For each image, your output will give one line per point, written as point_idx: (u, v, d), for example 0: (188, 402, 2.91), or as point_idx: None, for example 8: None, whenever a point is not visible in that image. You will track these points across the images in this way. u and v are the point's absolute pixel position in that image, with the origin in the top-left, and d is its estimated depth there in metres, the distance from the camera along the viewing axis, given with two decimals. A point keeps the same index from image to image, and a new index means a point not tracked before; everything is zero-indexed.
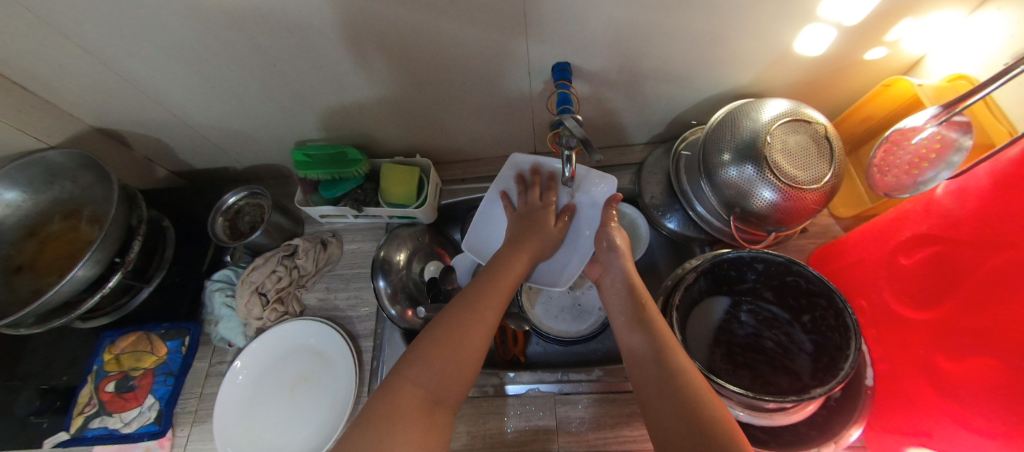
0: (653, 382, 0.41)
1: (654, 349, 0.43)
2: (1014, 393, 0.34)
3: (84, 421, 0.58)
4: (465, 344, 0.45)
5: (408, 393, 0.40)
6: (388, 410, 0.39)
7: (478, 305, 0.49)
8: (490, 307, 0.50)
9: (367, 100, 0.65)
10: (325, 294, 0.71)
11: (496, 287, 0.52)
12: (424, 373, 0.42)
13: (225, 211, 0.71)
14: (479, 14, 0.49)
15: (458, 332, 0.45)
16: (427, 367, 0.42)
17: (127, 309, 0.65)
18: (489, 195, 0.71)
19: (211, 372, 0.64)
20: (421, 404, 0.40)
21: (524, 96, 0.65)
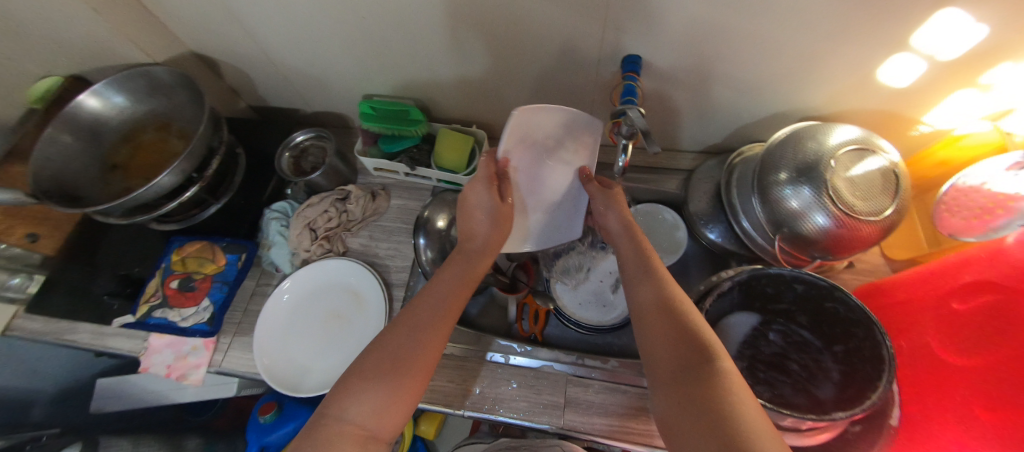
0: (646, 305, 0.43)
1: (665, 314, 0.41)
2: None
3: (148, 309, 0.65)
4: (398, 367, 0.41)
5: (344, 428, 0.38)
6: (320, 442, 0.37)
7: (419, 326, 0.44)
8: (434, 321, 0.45)
9: (439, 65, 0.67)
10: (368, 241, 0.75)
11: (430, 305, 0.46)
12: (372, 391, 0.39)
13: (292, 147, 0.77)
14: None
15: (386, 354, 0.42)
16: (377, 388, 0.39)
17: (194, 220, 0.69)
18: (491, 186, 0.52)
19: (257, 291, 0.69)
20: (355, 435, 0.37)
21: (589, 84, 0.66)
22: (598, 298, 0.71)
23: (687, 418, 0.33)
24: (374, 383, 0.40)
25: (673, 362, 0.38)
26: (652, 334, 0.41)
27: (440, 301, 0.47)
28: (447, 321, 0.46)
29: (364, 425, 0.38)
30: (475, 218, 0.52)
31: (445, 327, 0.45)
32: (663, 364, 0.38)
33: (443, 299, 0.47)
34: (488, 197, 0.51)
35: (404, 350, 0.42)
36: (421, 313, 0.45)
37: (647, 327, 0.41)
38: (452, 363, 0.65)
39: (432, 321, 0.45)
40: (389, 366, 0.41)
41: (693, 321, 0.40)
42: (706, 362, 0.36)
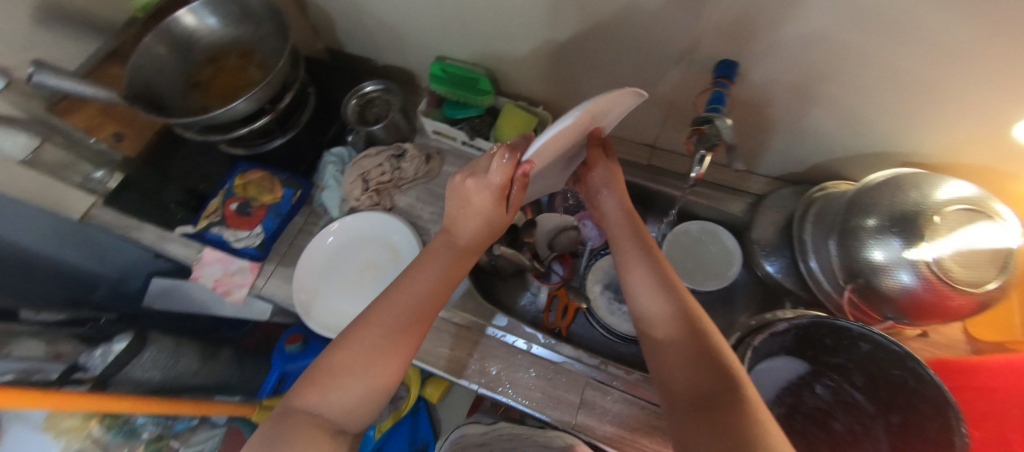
0: (660, 319, 0.41)
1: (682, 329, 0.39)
2: None
3: (208, 224, 0.69)
4: (365, 366, 0.40)
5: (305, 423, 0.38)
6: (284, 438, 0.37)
7: (390, 323, 0.42)
8: (405, 317, 0.43)
9: (519, 37, 0.65)
10: (414, 202, 0.76)
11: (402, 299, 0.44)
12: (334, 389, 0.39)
13: (360, 96, 0.77)
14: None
15: (353, 350, 0.41)
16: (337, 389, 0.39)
17: (262, 149, 0.72)
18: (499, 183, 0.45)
19: (304, 228, 0.72)
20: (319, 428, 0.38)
21: (674, 83, 0.62)
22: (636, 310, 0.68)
23: (704, 432, 0.32)
24: (341, 380, 0.39)
25: (686, 374, 0.37)
26: (667, 350, 0.39)
27: (403, 301, 0.44)
28: (419, 316, 0.44)
29: (328, 418, 0.39)
30: (468, 216, 0.46)
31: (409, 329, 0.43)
32: (682, 383, 0.37)
33: (420, 296, 0.45)
34: (494, 207, 0.45)
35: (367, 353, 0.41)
36: (387, 315, 0.43)
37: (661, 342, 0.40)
38: (474, 339, 0.65)
39: (403, 318, 0.43)
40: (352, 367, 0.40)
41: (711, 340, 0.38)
42: (726, 381, 0.35)
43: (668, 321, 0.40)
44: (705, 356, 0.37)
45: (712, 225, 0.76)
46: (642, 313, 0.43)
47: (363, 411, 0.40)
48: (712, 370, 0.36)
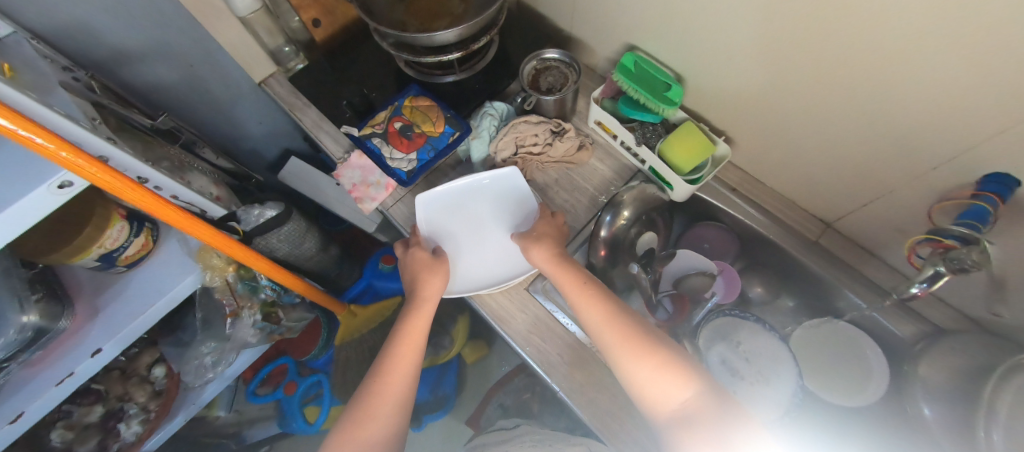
0: (620, 347, 0.50)
1: (638, 350, 0.49)
2: None
3: (370, 133, 0.71)
4: (388, 375, 0.55)
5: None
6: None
7: (392, 345, 0.58)
8: (402, 338, 0.58)
9: (736, 61, 0.56)
10: (552, 183, 0.73)
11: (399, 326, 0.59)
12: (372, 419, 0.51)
13: (540, 60, 0.75)
14: (993, 93, 0.36)
15: (376, 369, 0.56)
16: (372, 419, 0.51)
17: (430, 79, 0.75)
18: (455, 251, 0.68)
19: (442, 168, 0.73)
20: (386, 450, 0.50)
21: (909, 176, 0.51)
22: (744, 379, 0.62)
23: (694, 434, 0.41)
24: (368, 394, 0.53)
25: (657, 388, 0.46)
26: (634, 371, 0.48)
27: (405, 339, 0.58)
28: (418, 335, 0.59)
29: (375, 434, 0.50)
30: (429, 277, 0.62)
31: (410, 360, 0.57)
32: (657, 396, 0.46)
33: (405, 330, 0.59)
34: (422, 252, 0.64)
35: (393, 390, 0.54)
36: (400, 357, 0.56)
37: (626, 365, 0.49)
38: (566, 341, 0.62)
39: (399, 339, 0.58)
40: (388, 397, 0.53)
41: (660, 352, 0.49)
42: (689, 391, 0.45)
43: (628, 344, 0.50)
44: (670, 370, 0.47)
45: (863, 336, 0.66)
46: (604, 345, 0.52)
47: (400, 409, 0.53)
48: (675, 381, 0.46)
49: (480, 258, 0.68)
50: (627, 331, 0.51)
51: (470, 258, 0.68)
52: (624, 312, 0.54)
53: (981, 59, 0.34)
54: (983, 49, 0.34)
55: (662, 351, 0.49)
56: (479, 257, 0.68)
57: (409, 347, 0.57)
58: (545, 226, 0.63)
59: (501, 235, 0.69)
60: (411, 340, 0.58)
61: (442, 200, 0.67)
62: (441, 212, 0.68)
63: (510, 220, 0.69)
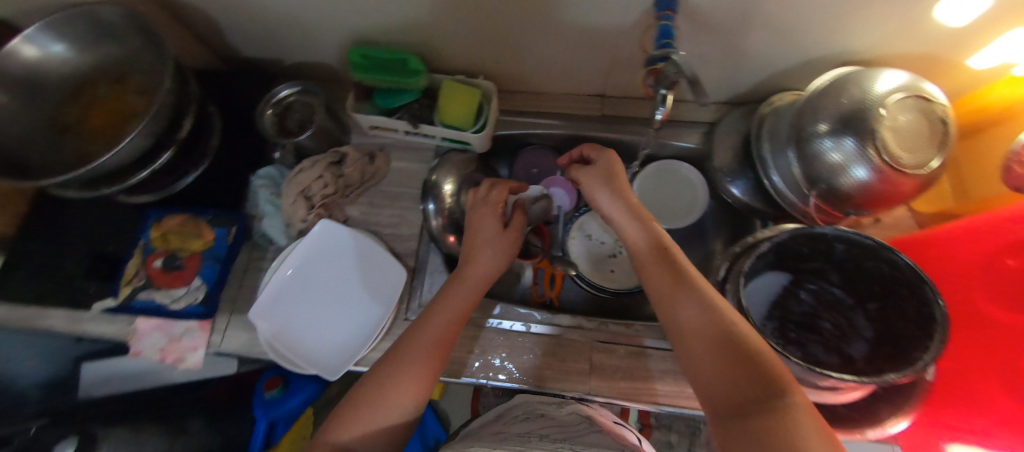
0: (690, 316, 0.38)
1: (710, 327, 0.36)
2: None
3: (132, 291, 0.58)
4: (387, 384, 0.44)
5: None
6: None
7: (400, 356, 0.46)
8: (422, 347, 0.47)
9: (440, 6, 0.58)
10: (369, 209, 0.69)
11: (411, 342, 0.48)
12: (354, 425, 0.42)
13: (275, 104, 0.67)
14: None
15: (372, 381, 0.45)
16: (357, 423, 0.42)
17: (173, 189, 0.62)
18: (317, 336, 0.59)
19: (251, 267, 0.64)
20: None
21: (616, 28, 0.58)
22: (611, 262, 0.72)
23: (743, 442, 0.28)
24: (368, 406, 0.43)
25: (715, 370, 0.34)
26: (698, 356, 0.36)
27: (417, 351, 0.46)
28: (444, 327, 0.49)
29: None
30: (467, 280, 0.54)
31: (413, 380, 0.45)
32: (719, 393, 0.33)
33: (431, 333, 0.48)
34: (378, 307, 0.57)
35: (379, 401, 0.43)
36: (409, 355, 0.46)
37: (688, 333, 0.37)
38: (470, 334, 0.62)
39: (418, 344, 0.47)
40: (376, 402, 0.43)
41: (740, 331, 0.35)
42: (770, 387, 0.31)
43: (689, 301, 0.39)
44: (735, 350, 0.34)
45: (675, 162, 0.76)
46: (659, 297, 0.41)
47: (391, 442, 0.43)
48: (742, 371, 0.32)
49: (343, 322, 0.60)
50: (695, 290, 0.39)
51: (334, 331, 0.59)
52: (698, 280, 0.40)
53: None
54: None
55: (739, 330, 0.35)
56: (341, 322, 0.60)
57: (421, 359, 0.46)
58: (602, 172, 0.53)
59: (349, 285, 0.62)
60: (427, 355, 0.47)
61: (273, 299, 0.58)
62: (282, 304, 0.59)
63: (350, 266, 0.63)
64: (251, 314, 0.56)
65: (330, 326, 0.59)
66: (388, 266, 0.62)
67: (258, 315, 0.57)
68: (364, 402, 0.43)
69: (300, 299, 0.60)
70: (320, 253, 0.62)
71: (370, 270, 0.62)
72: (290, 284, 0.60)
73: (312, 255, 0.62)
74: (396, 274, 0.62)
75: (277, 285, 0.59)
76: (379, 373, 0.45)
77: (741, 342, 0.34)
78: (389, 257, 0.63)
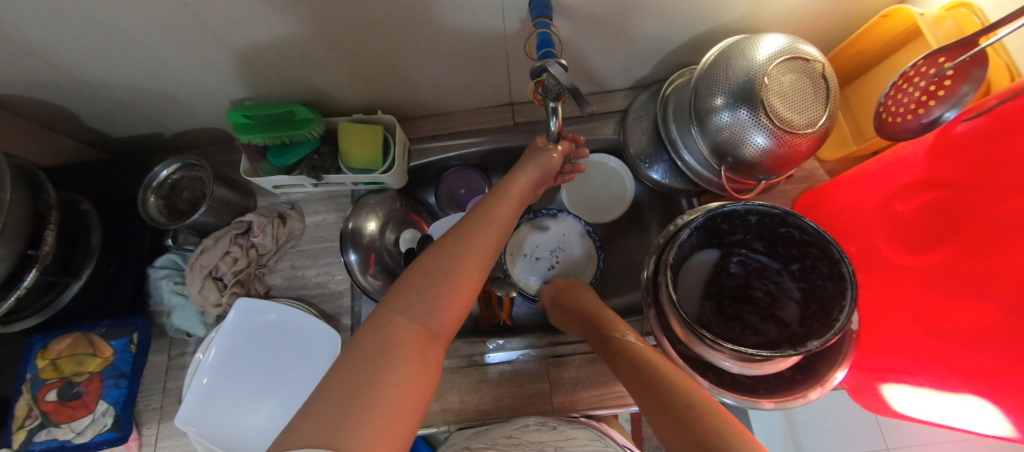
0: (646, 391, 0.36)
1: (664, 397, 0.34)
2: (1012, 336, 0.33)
3: (27, 435, 0.52)
4: (447, 276, 0.39)
5: (404, 326, 0.35)
6: (382, 343, 0.33)
7: (457, 252, 0.41)
8: (473, 257, 0.41)
9: (309, 48, 0.54)
10: (292, 273, 0.65)
11: (466, 243, 0.42)
12: (420, 301, 0.37)
13: (157, 187, 0.61)
14: None
15: (433, 273, 0.39)
16: (423, 297, 0.37)
17: (58, 305, 0.55)
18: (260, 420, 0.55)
19: (174, 364, 0.59)
20: (417, 340, 0.35)
21: (498, 38, 0.56)
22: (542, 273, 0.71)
23: None
24: (433, 288, 0.38)
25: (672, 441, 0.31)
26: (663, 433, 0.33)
27: (471, 251, 0.42)
28: (495, 245, 0.45)
29: (423, 324, 0.36)
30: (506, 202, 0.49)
31: (468, 280, 0.40)
32: None
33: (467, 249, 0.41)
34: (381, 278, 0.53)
35: (433, 294, 0.38)
36: (459, 264, 0.40)
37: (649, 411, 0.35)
38: None
39: (475, 247, 0.42)
40: (436, 292, 0.38)
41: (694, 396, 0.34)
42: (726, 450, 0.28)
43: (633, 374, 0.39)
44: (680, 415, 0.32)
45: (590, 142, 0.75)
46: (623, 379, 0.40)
47: (450, 318, 0.39)
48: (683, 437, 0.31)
49: (283, 399, 0.56)
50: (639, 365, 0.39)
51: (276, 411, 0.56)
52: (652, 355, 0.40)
53: None
54: None
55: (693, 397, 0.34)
56: (281, 401, 0.56)
57: (474, 256, 0.42)
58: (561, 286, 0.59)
59: (279, 361, 0.58)
60: (479, 253, 0.42)
61: (202, 403, 0.54)
62: (211, 405, 0.55)
63: (275, 341, 0.58)
64: (180, 424, 0.52)
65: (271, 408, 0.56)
66: (314, 330, 0.58)
67: (190, 424, 0.53)
68: (425, 279, 0.38)
69: (229, 391, 0.56)
70: (237, 339, 0.57)
71: (299, 339, 0.58)
72: (213, 380, 0.55)
73: (228, 343, 0.57)
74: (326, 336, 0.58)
75: (201, 386, 0.55)
76: (429, 260, 0.40)
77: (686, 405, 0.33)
78: (313, 321, 0.58)
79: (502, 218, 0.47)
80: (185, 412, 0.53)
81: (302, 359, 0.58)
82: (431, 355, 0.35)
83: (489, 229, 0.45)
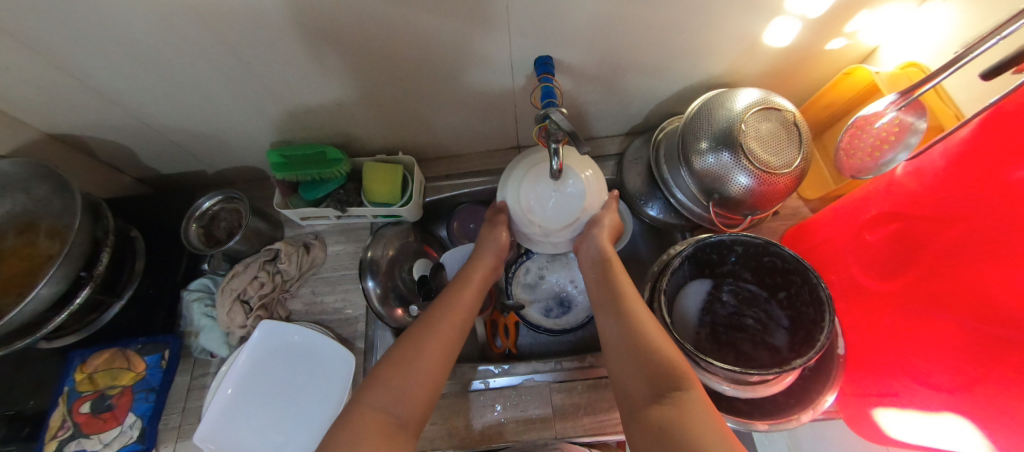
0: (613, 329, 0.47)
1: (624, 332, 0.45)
2: (979, 350, 0.37)
3: (58, 445, 0.55)
4: (413, 364, 0.45)
5: (372, 417, 0.40)
6: (352, 433, 0.38)
7: (421, 342, 0.48)
8: (436, 348, 0.48)
9: (343, 97, 0.63)
10: (312, 298, 0.70)
11: (427, 334, 0.49)
12: (387, 392, 0.42)
13: (199, 217, 0.69)
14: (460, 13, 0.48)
15: (402, 365, 0.45)
16: (390, 387, 0.43)
17: (96, 325, 0.60)
18: (275, 437, 0.57)
19: (195, 385, 0.63)
20: (383, 429, 0.39)
21: (506, 90, 0.65)
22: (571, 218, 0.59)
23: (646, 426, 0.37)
24: (400, 379, 0.44)
25: (644, 401, 0.39)
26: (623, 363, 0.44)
27: (432, 341, 0.48)
28: (458, 334, 0.52)
29: (393, 413, 0.41)
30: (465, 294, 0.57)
31: (434, 368, 0.46)
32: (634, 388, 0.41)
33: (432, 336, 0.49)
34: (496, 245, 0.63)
35: (398, 385, 0.43)
36: (424, 356, 0.46)
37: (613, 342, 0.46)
38: None
39: (439, 334, 0.49)
40: (402, 384, 0.43)
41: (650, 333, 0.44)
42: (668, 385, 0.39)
43: (631, 352, 0.43)
44: (668, 401, 0.37)
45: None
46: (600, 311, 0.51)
47: (416, 407, 0.43)
48: (648, 386, 0.40)
49: (299, 415, 0.59)
50: (636, 338, 0.44)
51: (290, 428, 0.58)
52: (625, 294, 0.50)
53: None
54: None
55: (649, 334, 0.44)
56: (298, 417, 0.59)
57: (435, 344, 0.48)
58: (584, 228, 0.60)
59: (296, 380, 0.61)
60: (439, 341, 0.49)
61: (222, 420, 0.57)
62: (229, 423, 0.57)
63: (294, 360, 0.62)
64: (199, 441, 0.55)
65: (286, 426, 0.58)
66: (332, 350, 0.62)
67: (208, 441, 0.55)
68: (391, 370, 0.44)
69: (248, 409, 0.58)
70: (259, 357, 0.61)
71: (317, 357, 0.62)
72: (234, 398, 0.58)
73: (250, 362, 0.60)
74: (342, 354, 0.62)
75: (223, 405, 0.57)
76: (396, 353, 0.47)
77: (674, 389, 0.38)
78: (330, 341, 0.62)
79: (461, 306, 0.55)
80: (203, 429, 0.56)
81: (319, 378, 0.61)
82: (403, 444, 0.40)
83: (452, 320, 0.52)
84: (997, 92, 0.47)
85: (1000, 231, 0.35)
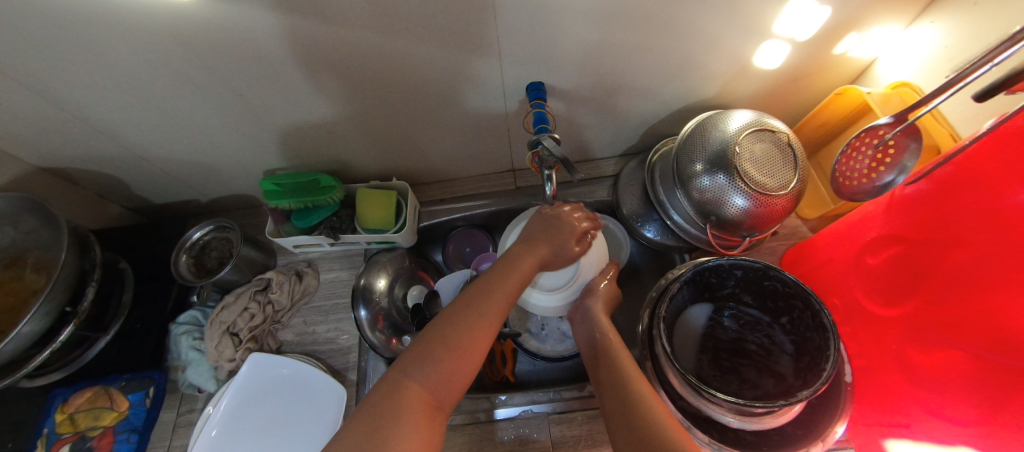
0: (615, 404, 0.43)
1: (631, 409, 0.41)
2: (1002, 386, 0.35)
3: None
4: (461, 338, 0.43)
5: (418, 391, 0.39)
6: (395, 408, 0.37)
7: (467, 317, 0.45)
8: (483, 323, 0.45)
9: (336, 125, 0.63)
10: (303, 329, 0.68)
11: (477, 305, 0.46)
12: (432, 366, 0.41)
13: (190, 247, 0.68)
14: (452, 41, 0.49)
15: (451, 334, 0.43)
16: (435, 361, 0.41)
17: (82, 361, 0.59)
18: None
19: (180, 422, 0.61)
20: (428, 404, 0.39)
21: (499, 115, 0.65)
22: (568, 279, 0.60)
23: None
24: (448, 351, 0.42)
25: None
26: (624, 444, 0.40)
27: (477, 315, 0.45)
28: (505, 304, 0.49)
29: (435, 387, 0.40)
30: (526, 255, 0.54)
31: (480, 345, 0.44)
32: None
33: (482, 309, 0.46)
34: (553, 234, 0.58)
35: (443, 360, 0.41)
36: (474, 331, 0.44)
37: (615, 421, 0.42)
38: None
39: (491, 302, 0.47)
40: (446, 358, 0.42)
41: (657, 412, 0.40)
42: None
43: (631, 432, 0.40)
44: None
45: (579, 199, 0.79)
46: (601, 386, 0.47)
47: (460, 383, 0.42)
48: None
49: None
50: (641, 421, 0.40)
51: None
52: (627, 368, 0.46)
53: (417, 26, 0.46)
54: (418, 17, 0.45)
55: (652, 414, 0.40)
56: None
57: (483, 323, 0.45)
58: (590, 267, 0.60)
59: (283, 417, 0.59)
60: (487, 317, 0.46)
61: None
62: None
63: (281, 397, 0.60)
64: None
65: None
66: (322, 384, 0.61)
67: None
68: (439, 345, 0.42)
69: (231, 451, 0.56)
70: (245, 395, 0.59)
71: (305, 394, 0.60)
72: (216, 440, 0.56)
73: (236, 401, 0.58)
74: (332, 388, 0.60)
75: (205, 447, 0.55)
76: (439, 327, 0.44)
77: None
78: (320, 375, 0.61)
79: (507, 282, 0.50)
80: None
81: (308, 416, 0.59)
82: (440, 420, 0.39)
83: (500, 291, 0.49)
84: (991, 113, 0.46)
85: (1007, 259, 0.34)
